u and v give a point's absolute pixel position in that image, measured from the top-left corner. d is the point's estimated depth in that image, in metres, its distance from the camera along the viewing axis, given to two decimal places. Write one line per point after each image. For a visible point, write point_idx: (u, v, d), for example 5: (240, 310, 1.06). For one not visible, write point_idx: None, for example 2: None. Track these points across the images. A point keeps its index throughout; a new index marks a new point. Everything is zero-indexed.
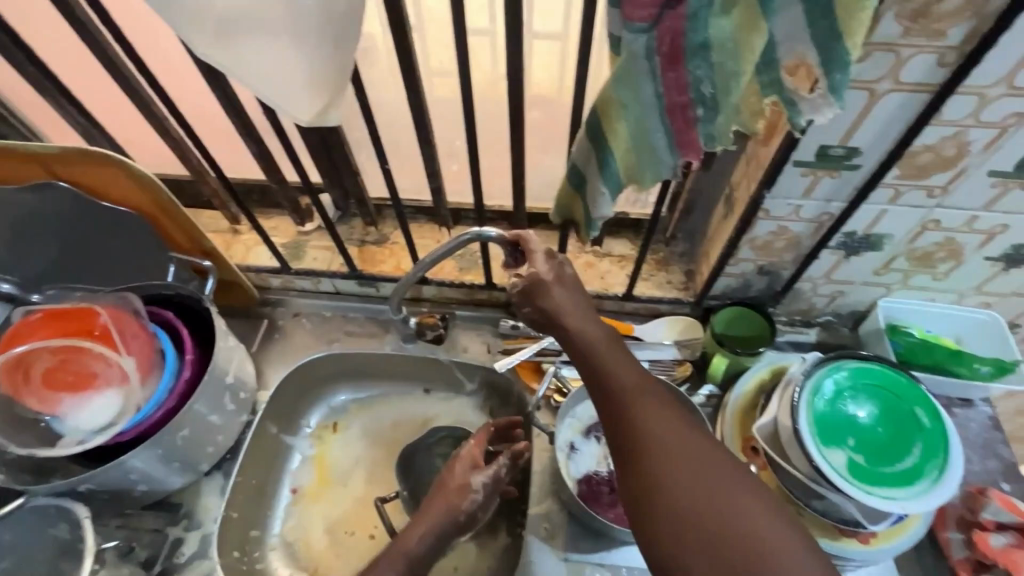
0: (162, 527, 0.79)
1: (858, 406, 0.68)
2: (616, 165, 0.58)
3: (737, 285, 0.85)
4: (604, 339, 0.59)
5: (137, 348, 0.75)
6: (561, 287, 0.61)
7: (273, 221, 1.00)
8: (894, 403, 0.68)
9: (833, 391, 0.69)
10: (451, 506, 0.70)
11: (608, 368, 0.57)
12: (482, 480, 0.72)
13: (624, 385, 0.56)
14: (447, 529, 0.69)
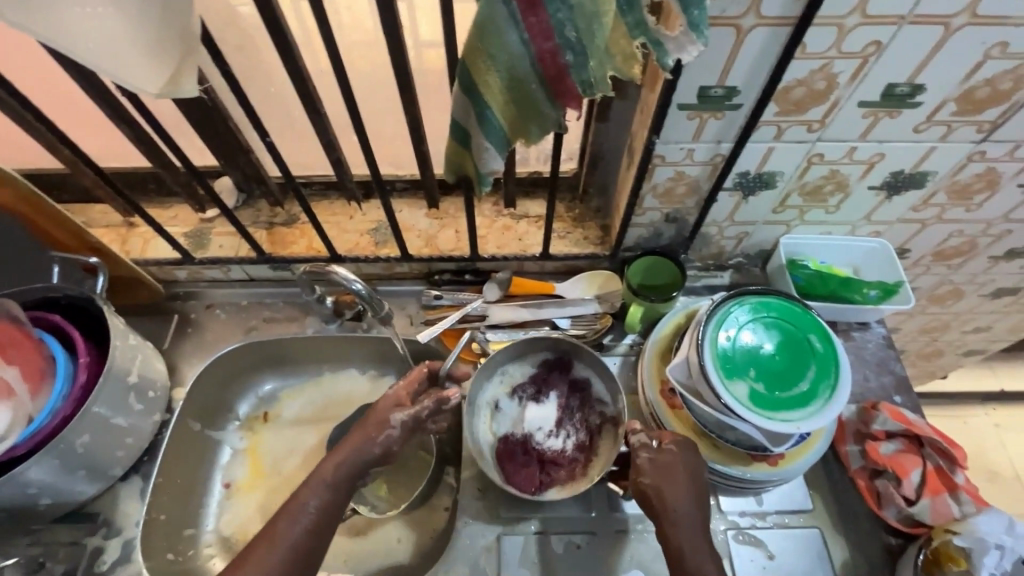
0: (80, 538, 0.76)
1: (757, 338, 0.71)
2: (495, 119, 0.56)
3: (648, 235, 0.87)
4: (686, 505, 0.64)
5: (19, 357, 0.69)
6: (673, 470, 0.66)
7: (171, 210, 0.94)
8: (792, 333, 0.72)
9: (735, 327, 0.72)
10: (363, 441, 0.67)
11: (680, 542, 0.62)
12: (401, 417, 0.69)
13: (698, 553, 0.62)
14: (363, 463, 0.67)
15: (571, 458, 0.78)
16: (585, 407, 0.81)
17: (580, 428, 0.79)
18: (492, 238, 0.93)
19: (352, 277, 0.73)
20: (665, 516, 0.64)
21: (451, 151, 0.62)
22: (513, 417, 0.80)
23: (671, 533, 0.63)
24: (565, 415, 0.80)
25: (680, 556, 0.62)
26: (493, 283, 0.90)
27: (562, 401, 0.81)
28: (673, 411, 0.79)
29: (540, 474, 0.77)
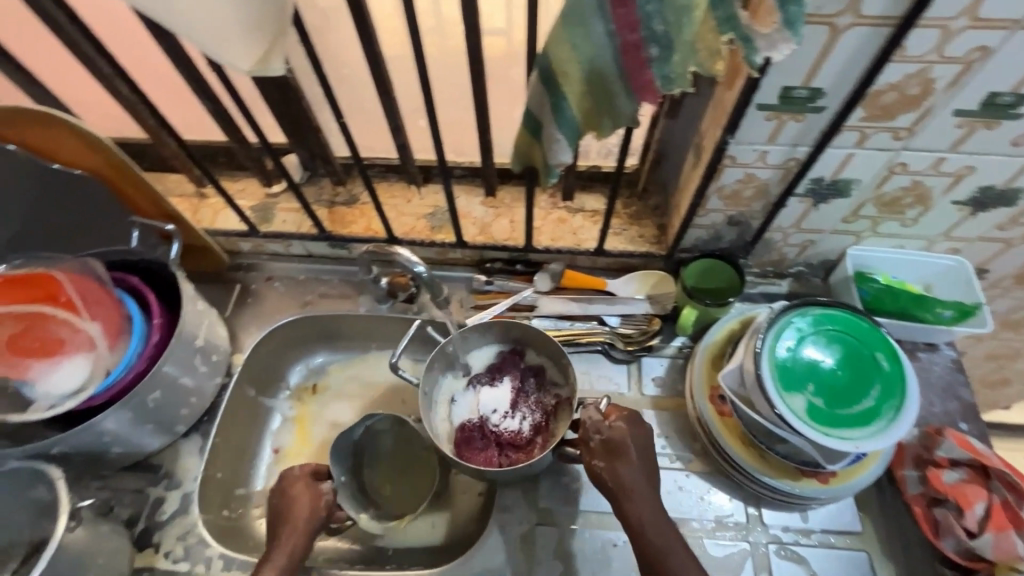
0: (143, 487, 0.80)
1: (818, 351, 0.69)
2: (570, 111, 0.56)
3: (707, 237, 0.85)
4: (638, 481, 0.68)
5: (102, 313, 0.74)
6: (622, 447, 0.69)
7: (239, 183, 0.98)
8: (855, 348, 0.69)
9: (796, 337, 0.70)
10: (306, 511, 0.73)
11: (638, 517, 0.66)
12: (329, 484, 0.77)
13: (653, 523, 0.66)
14: (314, 528, 0.73)
15: (527, 439, 0.79)
16: (539, 391, 0.83)
17: (535, 409, 0.81)
18: (546, 230, 0.93)
19: (414, 260, 0.74)
20: (622, 495, 0.67)
21: (520, 140, 0.62)
22: (469, 402, 0.83)
23: (628, 511, 0.67)
24: (520, 397, 0.82)
25: (639, 532, 0.66)
26: (546, 275, 0.90)
27: (515, 385, 0.83)
28: (721, 419, 0.78)
29: (499, 457, 0.78)
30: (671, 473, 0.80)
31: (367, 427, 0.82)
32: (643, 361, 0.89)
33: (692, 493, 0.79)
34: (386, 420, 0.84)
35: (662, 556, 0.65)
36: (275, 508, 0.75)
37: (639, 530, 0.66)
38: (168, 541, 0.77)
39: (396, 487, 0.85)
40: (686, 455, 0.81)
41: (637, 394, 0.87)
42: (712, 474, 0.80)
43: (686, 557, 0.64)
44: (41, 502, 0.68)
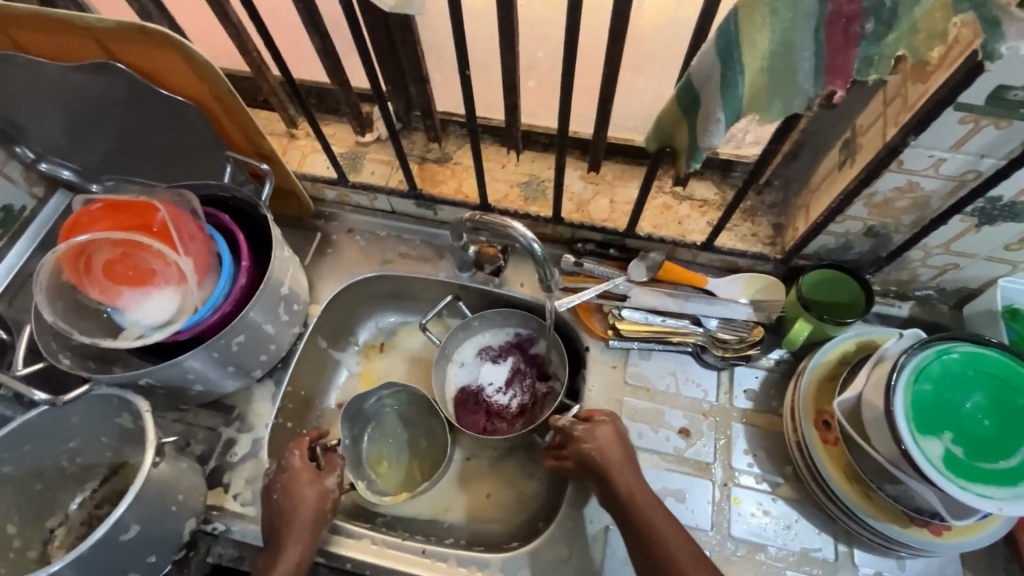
0: (217, 426, 0.80)
1: (962, 394, 0.61)
2: (743, 89, 0.48)
3: (834, 246, 0.76)
4: (625, 462, 0.68)
5: (194, 249, 0.72)
6: (608, 432, 0.70)
7: (332, 128, 0.94)
8: (1007, 396, 0.61)
9: (937, 374, 0.62)
10: (314, 509, 0.69)
11: (633, 498, 0.66)
12: (335, 480, 0.72)
13: (648, 504, 0.65)
14: (320, 527, 0.69)
15: (513, 415, 0.88)
16: (535, 376, 0.90)
17: (525, 391, 0.89)
18: (648, 215, 0.85)
19: (530, 236, 0.69)
20: (614, 476, 0.67)
21: (667, 115, 0.55)
22: (470, 370, 0.92)
23: (620, 491, 0.66)
24: (515, 377, 0.90)
25: (634, 514, 0.65)
26: (642, 264, 0.84)
27: (515, 365, 0.91)
28: (823, 447, 0.71)
29: (484, 422, 0.88)
30: (756, 495, 0.75)
31: (378, 397, 0.91)
32: (735, 370, 0.82)
33: (777, 520, 0.73)
34: (395, 396, 0.92)
35: (655, 534, 0.63)
36: (274, 507, 0.69)
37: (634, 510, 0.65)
38: (238, 483, 0.76)
39: (396, 468, 0.89)
40: (775, 477, 0.76)
41: (727, 404, 0.81)
42: (804, 502, 0.74)
43: (686, 542, 0.63)
44: (124, 428, 0.69)
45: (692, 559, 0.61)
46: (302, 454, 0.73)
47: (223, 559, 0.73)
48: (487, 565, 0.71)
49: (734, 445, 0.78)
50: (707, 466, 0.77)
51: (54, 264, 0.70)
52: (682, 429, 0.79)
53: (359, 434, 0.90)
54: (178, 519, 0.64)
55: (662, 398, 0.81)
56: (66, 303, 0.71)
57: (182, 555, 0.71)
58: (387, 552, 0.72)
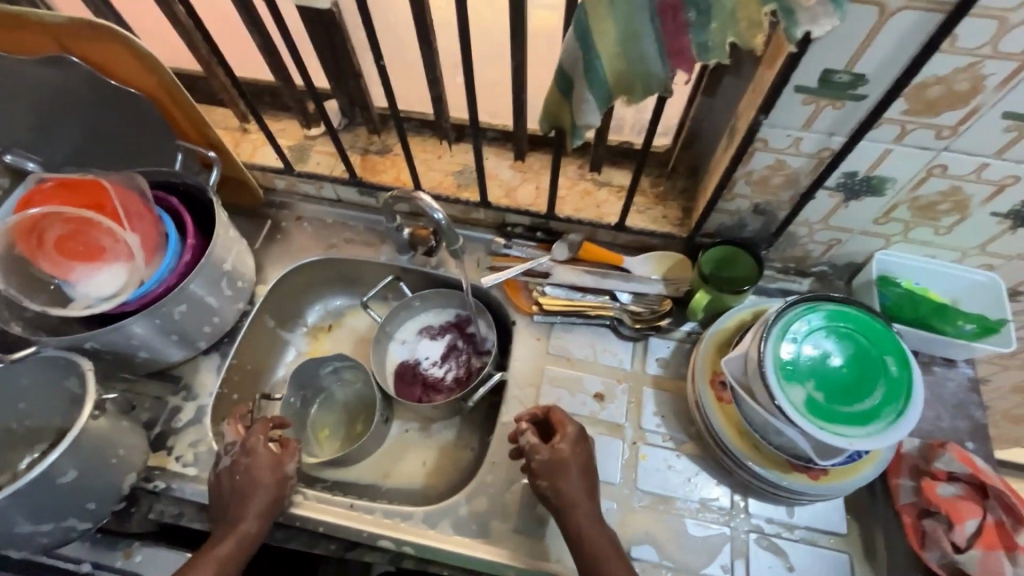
0: (164, 395, 0.85)
1: (824, 348, 0.68)
2: (604, 72, 0.56)
3: (731, 224, 0.84)
4: (585, 502, 0.70)
5: (142, 229, 0.79)
6: (566, 466, 0.71)
7: (282, 124, 1.01)
8: (865, 349, 0.68)
9: (803, 331, 0.69)
10: (268, 496, 0.71)
11: (588, 537, 0.68)
12: (294, 467, 0.75)
13: (603, 547, 0.67)
14: (275, 510, 0.72)
15: (447, 387, 0.94)
16: (470, 351, 0.96)
17: (461, 365, 0.95)
18: (569, 200, 0.93)
19: (435, 206, 0.76)
20: (573, 514, 0.69)
21: (551, 99, 0.63)
22: (411, 346, 0.98)
23: (576, 530, 0.69)
24: (452, 352, 0.97)
25: (588, 553, 0.67)
26: (564, 244, 0.92)
27: (452, 341, 0.97)
28: (719, 405, 0.78)
29: (420, 393, 0.94)
30: (662, 452, 0.81)
31: (334, 368, 0.97)
32: (649, 341, 0.89)
33: (681, 473, 0.80)
34: (353, 371, 0.98)
35: (601, 569, 0.66)
36: (234, 489, 0.71)
37: (590, 550, 0.67)
38: (181, 446, 0.81)
39: (336, 437, 0.96)
40: (680, 436, 0.82)
41: (639, 369, 0.88)
42: (704, 458, 0.81)
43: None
44: (71, 392, 0.74)
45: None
46: (266, 441, 0.74)
47: (164, 516, 0.77)
48: (410, 517, 0.76)
49: (644, 408, 0.85)
50: (619, 427, 0.83)
51: (8, 240, 0.76)
52: (598, 393, 0.86)
53: (308, 401, 0.97)
54: (119, 471, 0.70)
55: (581, 366, 0.88)
56: (19, 277, 0.76)
57: (123, 508, 0.76)
58: (319, 506, 0.76)
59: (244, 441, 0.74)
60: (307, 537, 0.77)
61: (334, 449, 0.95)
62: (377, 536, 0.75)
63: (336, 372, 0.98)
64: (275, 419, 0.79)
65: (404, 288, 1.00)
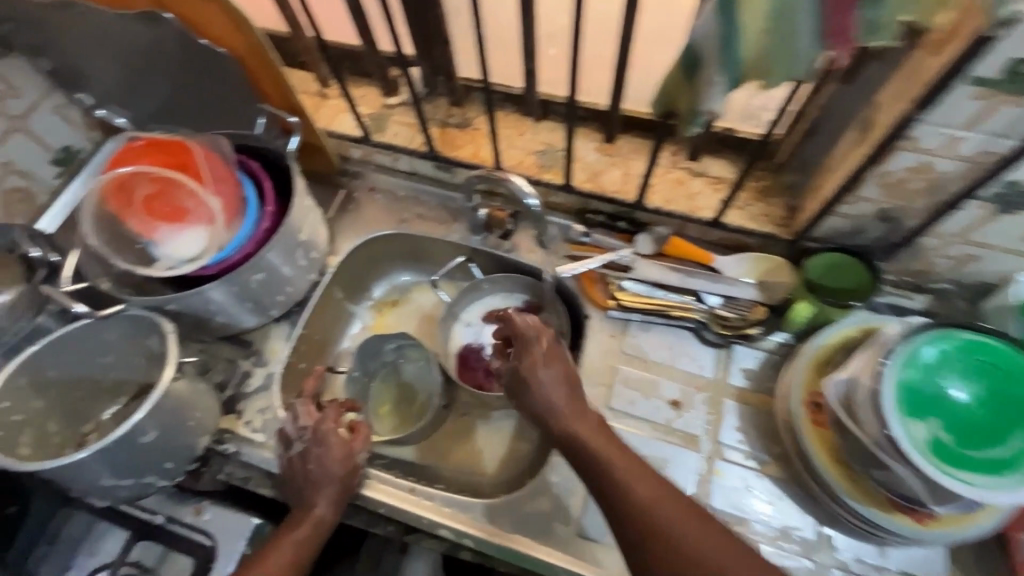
0: (236, 358, 0.86)
1: (956, 382, 0.60)
2: (744, 50, 0.49)
3: (846, 229, 0.75)
4: (615, 451, 0.63)
5: (223, 192, 0.78)
6: (536, 375, 0.69)
7: (361, 90, 0.98)
8: (1007, 388, 0.59)
9: (933, 361, 0.61)
10: (341, 484, 0.72)
11: (626, 489, 0.60)
12: (367, 455, 0.75)
13: (644, 492, 0.59)
14: (347, 496, 0.73)
15: None
16: None
17: None
18: (659, 190, 0.86)
19: (528, 191, 0.73)
20: (601, 468, 0.62)
21: (670, 79, 0.56)
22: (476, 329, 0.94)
23: (609, 482, 0.61)
24: None
25: (631, 506, 0.59)
26: (649, 238, 0.85)
27: None
28: (814, 429, 0.71)
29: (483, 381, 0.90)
30: (741, 471, 0.75)
31: (398, 344, 0.95)
32: (734, 348, 0.83)
33: (760, 496, 0.74)
34: (416, 349, 0.95)
35: (608, 482, 0.61)
36: (307, 475, 0.72)
37: (631, 501, 0.59)
38: (250, 411, 0.82)
39: (394, 414, 0.94)
40: (763, 456, 0.76)
41: (722, 379, 0.81)
42: (788, 482, 0.74)
43: (687, 514, 0.57)
44: (152, 349, 0.76)
45: (698, 539, 0.55)
46: (336, 428, 0.75)
47: (232, 478, 0.78)
48: (471, 509, 0.74)
49: (725, 420, 0.78)
50: (695, 439, 0.78)
51: (101, 197, 0.77)
52: (674, 400, 0.80)
53: (370, 374, 0.95)
54: (195, 433, 0.71)
55: (658, 369, 0.82)
56: (109, 234, 0.77)
57: (195, 467, 0.76)
58: (380, 487, 0.75)
59: (316, 428, 0.74)
60: (367, 516, 0.77)
61: (392, 426, 0.93)
62: (437, 525, 0.73)
63: (398, 346, 0.96)
64: (345, 404, 0.79)
65: (473, 271, 0.97)
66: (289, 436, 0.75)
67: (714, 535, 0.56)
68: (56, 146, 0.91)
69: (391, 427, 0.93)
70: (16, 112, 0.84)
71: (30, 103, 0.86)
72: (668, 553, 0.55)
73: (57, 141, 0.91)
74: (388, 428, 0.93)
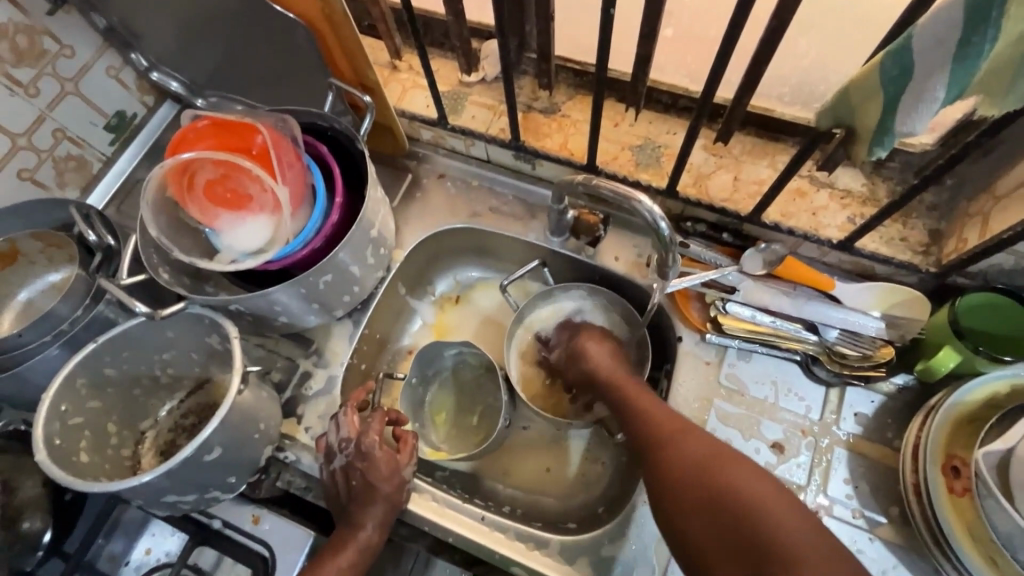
0: (296, 357, 0.81)
1: None
2: (983, 61, 0.38)
3: (1012, 268, 0.63)
4: (681, 426, 0.62)
5: (291, 179, 0.70)
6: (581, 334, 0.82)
7: (436, 63, 0.88)
8: None
9: None
10: (387, 501, 0.67)
11: (684, 449, 0.59)
12: (412, 470, 0.69)
13: (711, 458, 0.57)
14: (393, 514, 0.67)
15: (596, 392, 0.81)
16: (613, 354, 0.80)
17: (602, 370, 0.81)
18: (776, 201, 0.74)
19: (658, 213, 0.60)
20: (664, 430, 0.63)
21: (857, 88, 0.44)
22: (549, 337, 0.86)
23: (666, 449, 0.60)
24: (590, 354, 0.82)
25: (687, 462, 0.58)
26: (759, 255, 0.74)
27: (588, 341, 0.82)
28: (950, 498, 0.62)
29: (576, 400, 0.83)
30: (850, 530, 0.67)
31: (458, 351, 0.88)
32: (848, 389, 0.73)
33: (871, 562, 0.66)
34: (478, 356, 0.88)
35: (654, 430, 0.63)
36: (352, 491, 0.67)
37: (686, 462, 0.58)
38: (311, 416, 0.77)
39: (452, 423, 0.88)
40: (876, 516, 0.67)
41: (831, 424, 0.72)
42: (907, 550, 0.66)
43: (749, 472, 0.55)
44: (213, 348, 0.71)
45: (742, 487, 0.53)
46: (380, 442, 0.68)
47: (292, 486, 0.75)
48: (545, 545, 0.68)
49: (833, 471, 0.70)
50: (797, 489, 0.69)
51: (160, 178, 0.70)
52: (775, 443, 0.71)
53: (427, 380, 0.89)
54: (257, 444, 0.66)
55: (759, 407, 0.73)
56: (166, 219, 0.70)
57: (257, 476, 0.73)
58: (445, 511, 0.71)
59: (359, 441, 0.68)
60: (432, 540, 0.72)
61: (446, 440, 0.87)
62: (509, 561, 0.68)
63: (458, 354, 0.89)
64: (391, 413, 0.72)
65: (547, 276, 0.87)
66: (331, 446, 0.69)
67: (794, 518, 0.50)
68: (110, 111, 0.84)
69: (447, 440, 0.87)
70: (67, 74, 0.77)
71: (83, 64, 0.78)
72: (724, 508, 0.53)
73: (110, 106, 0.83)
74: (443, 441, 0.87)
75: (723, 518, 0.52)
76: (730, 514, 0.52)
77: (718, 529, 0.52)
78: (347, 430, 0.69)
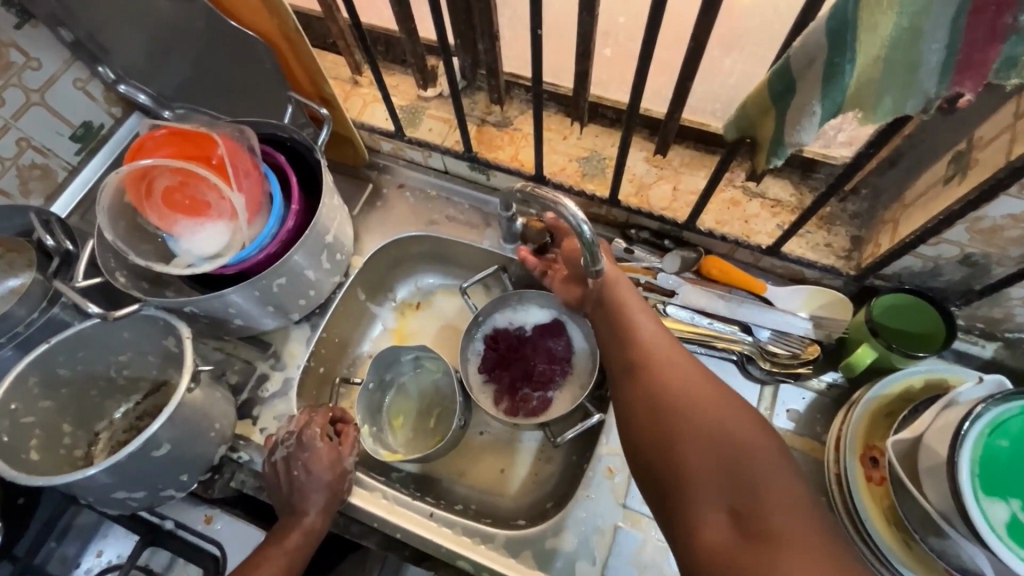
0: (253, 360, 0.83)
1: (1001, 439, 0.56)
2: (850, 81, 0.43)
3: (921, 270, 0.68)
4: (680, 362, 0.59)
5: (247, 187, 0.73)
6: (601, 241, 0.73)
7: (396, 79, 0.92)
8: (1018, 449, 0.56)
9: (999, 424, 0.56)
10: (326, 491, 0.69)
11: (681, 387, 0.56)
12: (352, 459, 0.72)
13: (704, 401, 0.54)
14: (335, 504, 0.70)
15: (538, 399, 0.84)
16: (547, 365, 0.85)
17: (540, 376, 0.84)
18: (712, 209, 0.79)
19: (579, 217, 0.61)
20: (658, 361, 0.59)
21: (754, 103, 0.49)
22: (494, 346, 0.87)
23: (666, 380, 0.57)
24: (529, 363, 0.85)
25: (695, 415, 0.53)
26: (677, 255, 0.80)
27: (528, 350, 0.86)
28: (868, 487, 0.66)
29: (521, 407, 0.84)
30: None
31: (415, 356, 0.90)
32: (780, 386, 0.77)
33: None
34: (435, 361, 0.90)
35: (651, 360, 0.59)
36: (291, 482, 0.68)
37: (692, 408, 0.54)
38: (266, 417, 0.79)
39: (410, 426, 0.90)
40: None
41: (765, 419, 0.76)
42: None
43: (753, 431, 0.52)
44: (170, 350, 0.72)
45: (760, 455, 0.50)
46: (321, 434, 0.71)
47: (245, 487, 0.76)
48: (491, 539, 0.71)
49: None
50: None
51: (118, 185, 0.73)
52: None
53: (385, 384, 0.91)
54: (207, 442, 0.68)
55: None
56: (125, 224, 0.73)
57: (208, 476, 0.74)
58: (397, 508, 0.73)
59: (300, 432, 0.70)
60: (383, 538, 0.73)
61: (404, 442, 0.89)
62: (455, 555, 0.70)
63: (416, 359, 0.91)
64: (336, 410, 0.75)
65: (506, 281, 0.91)
66: (275, 440, 0.71)
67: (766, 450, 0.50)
68: (76, 121, 0.86)
69: (405, 443, 0.88)
70: (33, 85, 0.79)
71: (50, 76, 0.80)
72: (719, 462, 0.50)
73: (77, 117, 0.85)
74: (401, 443, 0.88)
75: (736, 484, 0.48)
76: (748, 480, 0.48)
77: (727, 496, 0.48)
78: (296, 424, 0.72)
